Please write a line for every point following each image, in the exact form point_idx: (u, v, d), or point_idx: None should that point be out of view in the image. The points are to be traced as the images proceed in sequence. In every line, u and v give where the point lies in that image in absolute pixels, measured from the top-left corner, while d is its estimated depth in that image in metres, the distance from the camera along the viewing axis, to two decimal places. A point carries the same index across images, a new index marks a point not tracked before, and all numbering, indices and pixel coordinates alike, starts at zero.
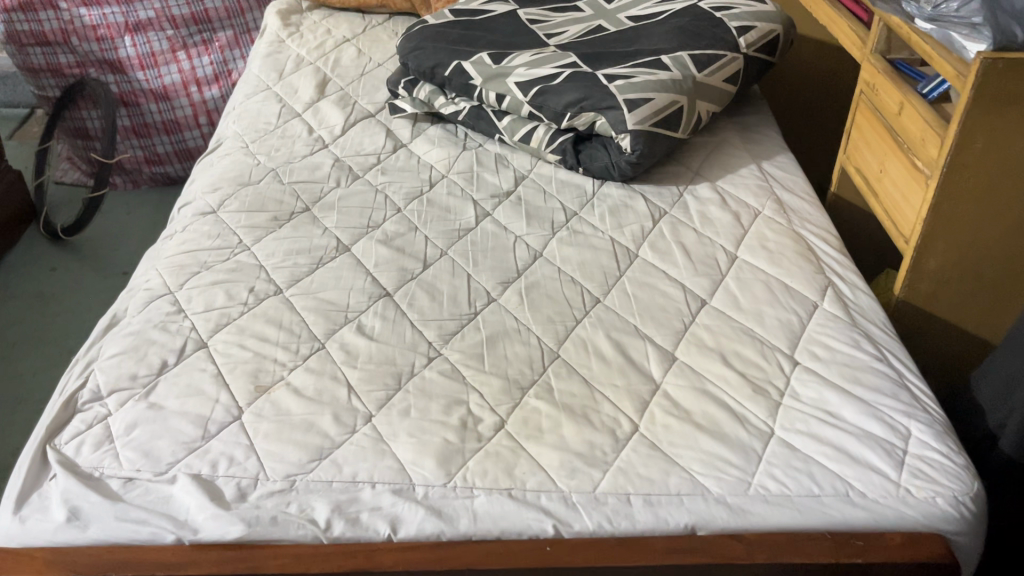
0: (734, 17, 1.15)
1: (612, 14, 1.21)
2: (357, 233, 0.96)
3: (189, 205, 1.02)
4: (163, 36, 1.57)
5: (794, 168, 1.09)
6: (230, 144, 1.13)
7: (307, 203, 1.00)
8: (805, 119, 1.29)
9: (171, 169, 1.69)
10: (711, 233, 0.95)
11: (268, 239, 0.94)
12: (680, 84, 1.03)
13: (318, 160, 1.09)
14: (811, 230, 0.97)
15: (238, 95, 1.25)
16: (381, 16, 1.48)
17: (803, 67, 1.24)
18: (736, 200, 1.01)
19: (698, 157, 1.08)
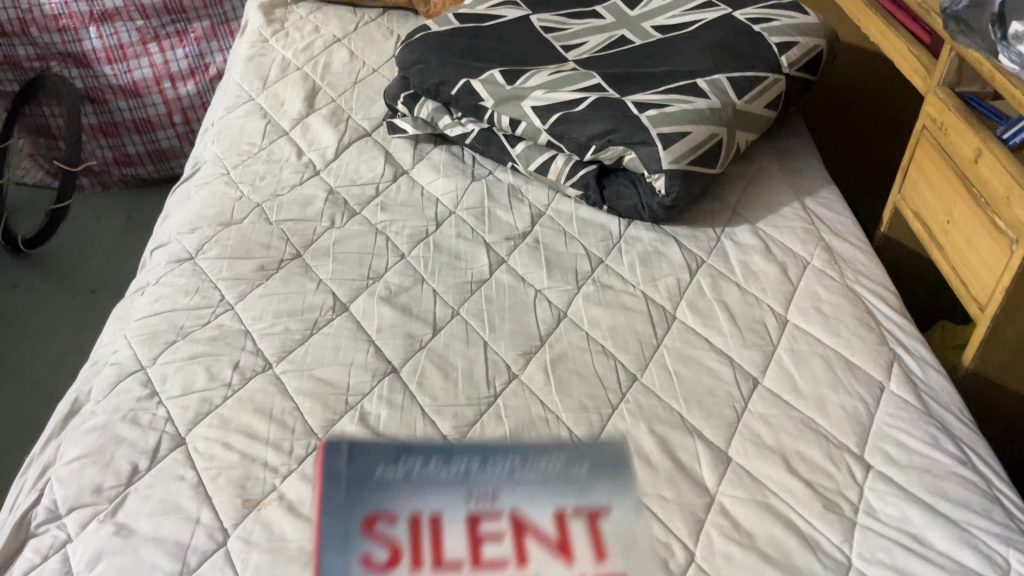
0: (775, 31, 1.02)
1: (636, 23, 1.08)
2: (355, 287, 0.84)
3: (163, 247, 0.90)
4: (132, 27, 1.43)
5: (840, 206, 0.98)
6: (210, 170, 1.00)
7: (298, 247, 0.89)
8: None
9: (143, 171, 1.55)
10: (757, 290, 0.85)
11: (252, 297, 0.82)
12: (719, 113, 0.92)
13: (310, 192, 0.96)
14: (866, 285, 0.86)
15: (217, 107, 1.12)
16: (374, 10, 1.34)
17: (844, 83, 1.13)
18: (782, 247, 0.90)
19: (734, 192, 0.97)
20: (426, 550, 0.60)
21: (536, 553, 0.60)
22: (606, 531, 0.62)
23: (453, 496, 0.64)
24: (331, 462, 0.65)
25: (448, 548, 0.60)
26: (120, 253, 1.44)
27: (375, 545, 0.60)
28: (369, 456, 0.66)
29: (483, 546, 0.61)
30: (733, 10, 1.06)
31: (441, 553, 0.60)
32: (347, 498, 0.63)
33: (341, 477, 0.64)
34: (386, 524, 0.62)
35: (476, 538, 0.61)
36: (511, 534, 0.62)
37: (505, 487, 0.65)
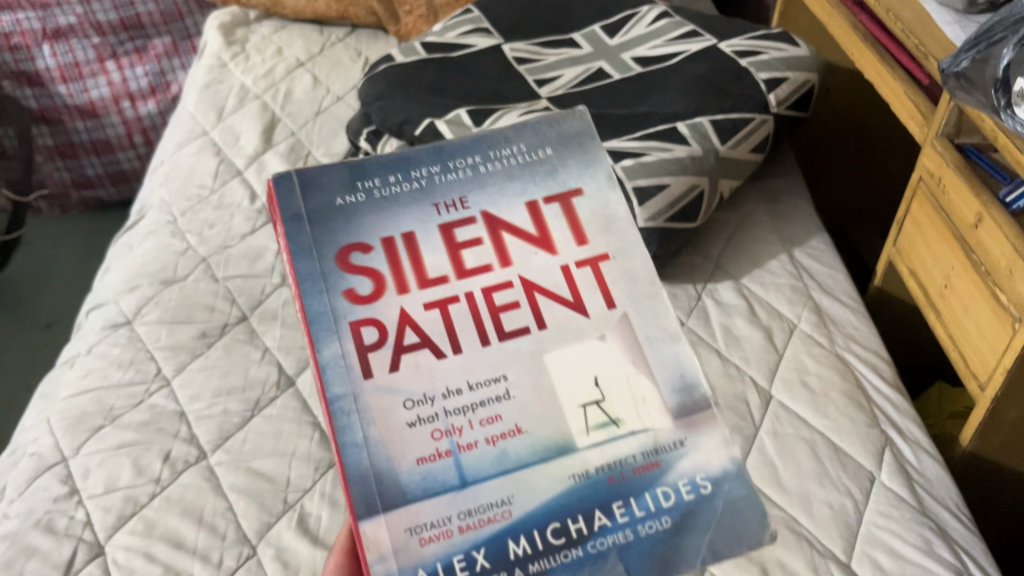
0: (764, 65, 0.95)
1: (615, 53, 1.01)
2: (303, 357, 0.77)
3: (100, 307, 0.83)
4: (88, 45, 1.35)
5: (832, 257, 0.91)
6: (156, 216, 0.93)
7: (244, 310, 0.82)
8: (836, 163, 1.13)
9: (103, 193, 1.48)
10: (740, 360, 0.78)
11: (190, 371, 0.76)
12: (700, 162, 0.85)
13: (261, 242, 0.90)
14: (857, 353, 0.80)
15: (169, 143, 1.05)
16: (341, 29, 1.27)
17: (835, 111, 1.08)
18: (767, 309, 0.83)
19: (718, 242, 0.91)
20: (408, 270, 0.47)
21: (432, 318, 0.46)
22: (552, 214, 0.50)
23: (411, 211, 0.49)
24: (288, 201, 0.49)
25: (426, 258, 0.48)
26: (75, 284, 1.38)
27: (358, 271, 0.47)
28: (328, 189, 0.49)
29: (462, 247, 0.48)
30: (718, 41, 0.99)
31: (361, 301, 0.46)
32: (318, 226, 0.48)
33: (307, 216, 0.48)
34: (366, 251, 0.48)
35: (453, 237, 0.49)
36: (420, 319, 0.46)
37: (465, 191, 0.50)
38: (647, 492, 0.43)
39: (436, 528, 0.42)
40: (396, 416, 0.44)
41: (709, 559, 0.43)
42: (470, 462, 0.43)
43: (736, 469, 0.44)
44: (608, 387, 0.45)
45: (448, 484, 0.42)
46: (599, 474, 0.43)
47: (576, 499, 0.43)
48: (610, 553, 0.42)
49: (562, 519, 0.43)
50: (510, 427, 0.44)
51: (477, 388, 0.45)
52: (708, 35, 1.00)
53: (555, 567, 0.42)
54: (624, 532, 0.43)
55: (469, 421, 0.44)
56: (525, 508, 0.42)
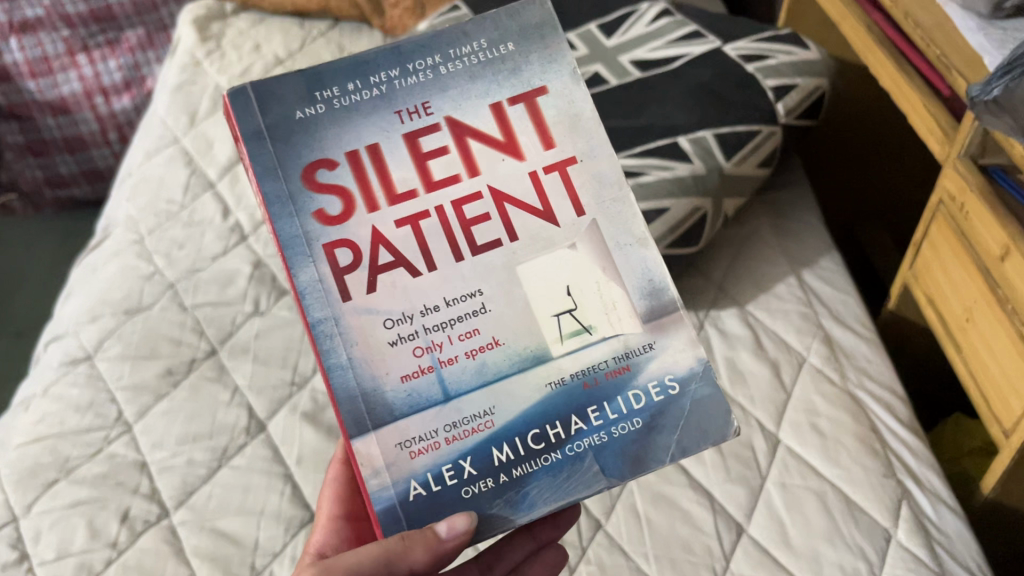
0: (770, 71, 0.88)
1: (613, 56, 0.94)
2: (276, 397, 0.72)
3: (59, 339, 0.78)
4: (57, 38, 1.29)
5: (843, 279, 0.85)
6: (121, 235, 0.88)
7: (213, 343, 0.77)
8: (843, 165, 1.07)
9: (78, 192, 1.42)
10: (745, 400, 0.73)
11: (153, 415, 0.70)
12: (703, 182, 0.79)
13: (234, 265, 0.84)
14: (870, 389, 0.74)
15: (138, 152, 0.99)
16: (323, 22, 1.20)
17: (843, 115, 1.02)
18: (774, 340, 0.78)
19: (721, 262, 0.85)
20: (375, 185, 0.47)
21: (401, 234, 0.47)
22: (516, 115, 0.49)
23: (374, 120, 0.48)
24: (247, 118, 0.47)
25: (394, 172, 0.48)
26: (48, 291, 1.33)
27: (327, 191, 0.47)
28: (284, 101, 0.48)
29: (428, 157, 0.48)
30: (723, 44, 0.92)
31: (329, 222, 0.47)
32: (282, 143, 0.47)
33: (269, 131, 0.47)
34: (332, 166, 0.47)
35: (419, 147, 0.48)
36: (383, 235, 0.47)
37: (427, 94, 0.49)
38: (619, 396, 0.47)
39: (425, 441, 0.46)
40: (375, 334, 0.46)
41: (676, 454, 0.47)
42: (451, 375, 0.46)
43: (704, 369, 0.48)
44: (581, 296, 0.47)
45: (432, 399, 0.46)
46: (572, 380, 0.47)
47: (552, 406, 0.46)
48: (586, 454, 0.46)
49: (541, 426, 0.46)
50: (488, 339, 0.47)
51: (454, 302, 0.47)
52: (712, 36, 0.94)
53: (535, 471, 0.46)
54: (599, 433, 0.46)
55: (448, 335, 0.46)
56: (506, 418, 0.46)
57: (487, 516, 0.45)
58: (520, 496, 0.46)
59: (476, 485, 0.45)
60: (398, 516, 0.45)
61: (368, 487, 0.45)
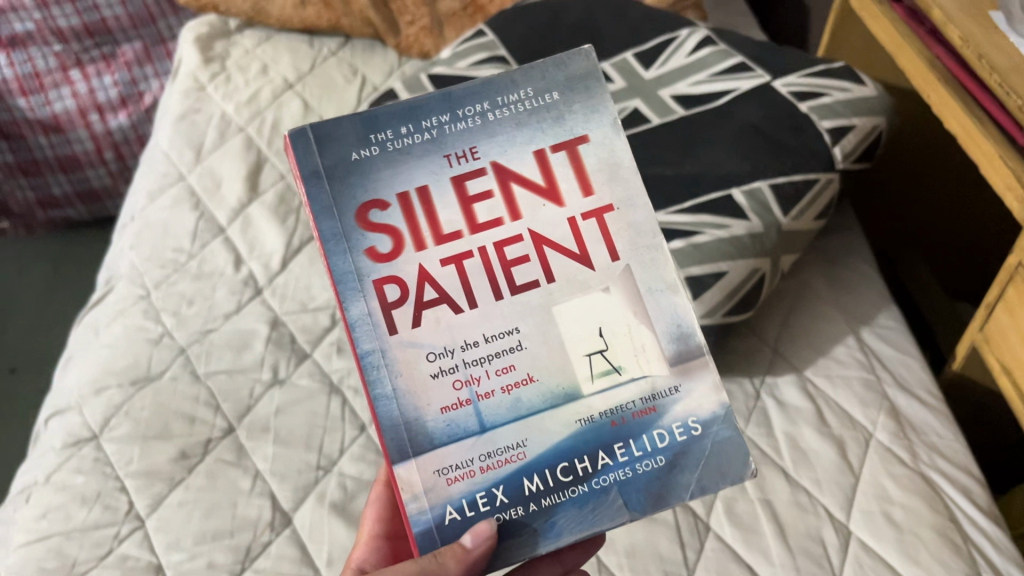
0: (826, 110, 0.81)
1: (652, 89, 0.88)
2: (301, 484, 0.66)
3: (61, 413, 0.71)
4: (49, 52, 1.21)
5: (905, 337, 0.79)
6: (125, 289, 0.81)
7: (229, 419, 0.70)
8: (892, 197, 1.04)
9: (72, 213, 1.36)
10: (810, 483, 0.67)
11: (168, 508, 0.64)
12: (761, 240, 0.73)
13: (249, 325, 0.78)
14: (944, 469, 0.68)
15: (140, 191, 0.92)
16: (334, 40, 1.12)
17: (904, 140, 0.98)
18: (837, 413, 0.72)
19: (773, 322, 0.79)
20: (422, 224, 0.44)
21: (446, 280, 0.44)
22: (559, 162, 0.45)
23: (423, 165, 0.44)
24: (304, 156, 0.44)
25: (441, 211, 0.44)
26: (42, 321, 1.27)
27: (377, 229, 0.44)
28: (341, 142, 0.44)
29: (474, 200, 0.44)
30: (772, 78, 0.85)
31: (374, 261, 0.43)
32: (339, 183, 0.44)
33: (326, 172, 0.44)
34: (384, 206, 0.44)
35: (465, 190, 0.44)
36: (428, 280, 0.44)
37: (476, 140, 0.45)
38: (645, 433, 0.44)
39: (461, 468, 0.43)
40: (419, 368, 0.43)
41: (696, 492, 0.44)
42: (488, 409, 0.43)
43: (727, 411, 0.44)
44: (612, 336, 0.44)
45: (470, 430, 0.43)
46: (601, 418, 0.44)
47: (582, 441, 0.44)
48: (611, 489, 0.44)
49: (569, 459, 0.43)
50: (523, 375, 0.44)
51: (494, 339, 0.44)
52: (761, 70, 0.86)
53: (560, 503, 0.43)
54: (625, 469, 0.44)
55: (486, 371, 0.43)
56: (538, 451, 0.43)
57: (513, 544, 0.43)
58: (547, 525, 0.43)
59: (506, 514, 0.43)
60: (435, 541, 0.43)
61: (407, 510, 0.43)
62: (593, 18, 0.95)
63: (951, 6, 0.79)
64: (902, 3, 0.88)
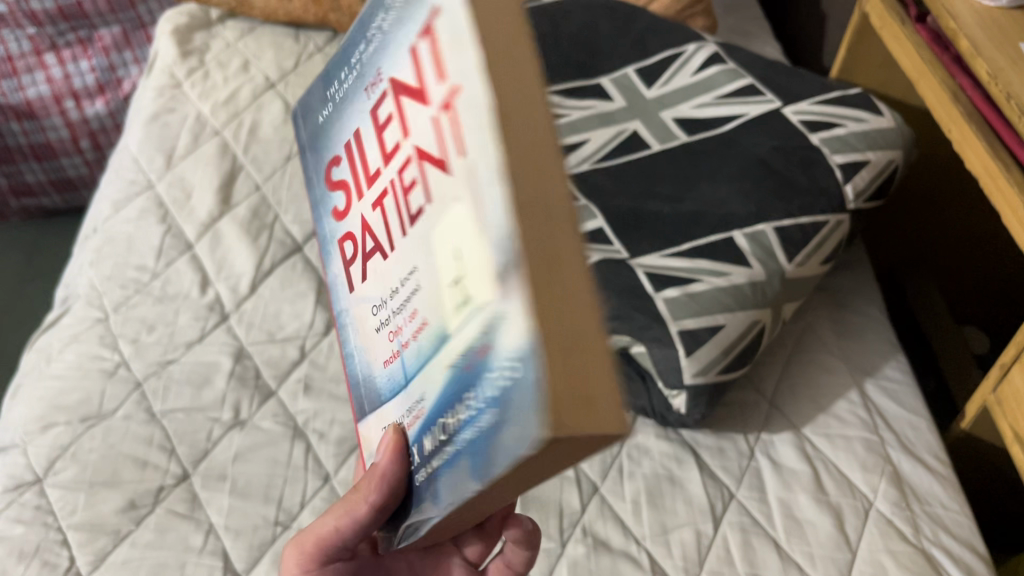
0: (840, 143, 0.75)
1: (654, 112, 0.81)
2: (257, 542, 0.62)
3: (6, 451, 0.67)
4: (22, 35, 1.15)
5: (912, 394, 0.74)
6: (82, 311, 0.76)
7: (184, 464, 0.66)
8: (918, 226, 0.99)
9: (47, 201, 1.32)
10: (803, 558, 0.63)
11: (110, 567, 0.60)
12: (762, 290, 0.68)
13: (211, 356, 0.72)
14: (950, 547, 0.63)
15: (106, 200, 0.87)
16: (321, 34, 1.05)
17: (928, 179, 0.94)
18: (836, 479, 0.67)
19: (772, 372, 0.75)
20: (360, 165, 0.38)
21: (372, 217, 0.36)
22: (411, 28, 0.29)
23: (353, 98, 0.38)
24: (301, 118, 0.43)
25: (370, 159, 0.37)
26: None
27: (337, 188, 0.41)
28: (313, 111, 0.44)
29: (381, 115, 0.34)
30: (783, 103, 0.79)
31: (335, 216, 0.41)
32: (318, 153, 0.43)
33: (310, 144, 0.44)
34: (339, 162, 0.40)
35: (376, 111, 0.34)
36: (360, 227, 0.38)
37: (376, 55, 0.35)
38: (485, 384, 0.26)
39: (389, 431, 0.35)
40: (365, 324, 0.37)
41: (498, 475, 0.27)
42: (400, 368, 0.34)
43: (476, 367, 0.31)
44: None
45: (395, 388, 0.34)
46: (460, 361, 0.28)
47: (449, 394, 0.29)
48: (462, 454, 0.28)
49: (446, 415, 0.29)
50: (420, 324, 0.31)
51: (401, 294, 0.34)
52: (772, 95, 0.80)
53: (438, 470, 0.31)
54: (473, 428, 0.27)
55: (397, 321, 0.34)
56: (428, 406, 0.31)
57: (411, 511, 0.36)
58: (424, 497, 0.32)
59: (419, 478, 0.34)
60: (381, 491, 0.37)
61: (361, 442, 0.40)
62: (594, 27, 0.89)
63: (980, 36, 0.72)
64: (926, 25, 0.80)
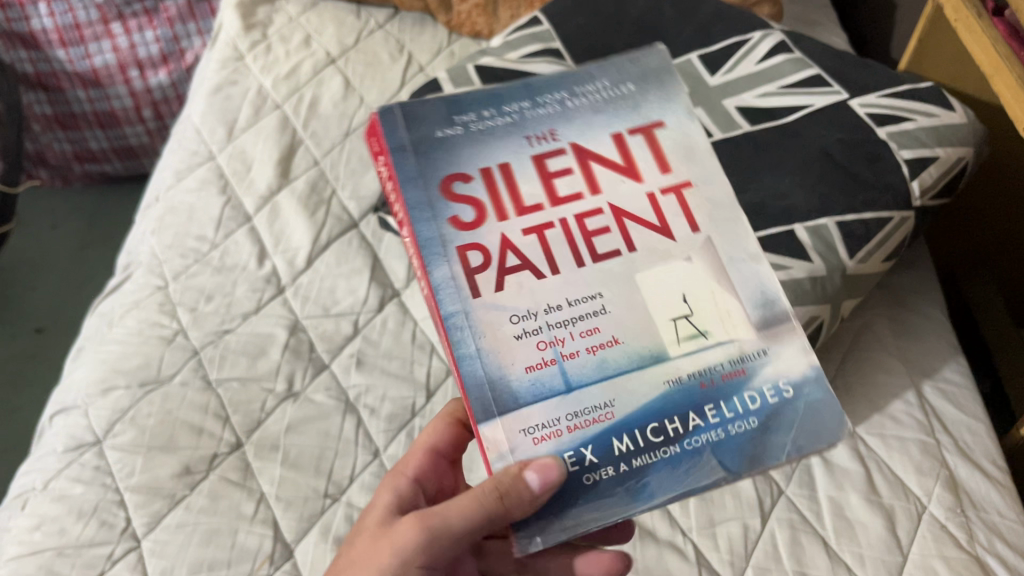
0: (907, 138, 0.73)
1: (716, 98, 0.80)
2: (307, 513, 0.63)
3: (67, 411, 0.69)
4: (90, 4, 1.16)
5: (970, 396, 0.72)
6: (143, 279, 0.78)
7: (238, 434, 0.67)
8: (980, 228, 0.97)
9: (109, 168, 1.35)
10: (852, 559, 0.62)
11: (165, 530, 0.61)
12: (823, 285, 0.67)
13: (266, 328, 0.74)
14: (1005, 555, 0.62)
15: (168, 169, 0.88)
16: (382, 11, 1.04)
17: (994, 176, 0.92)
18: (890, 481, 0.66)
19: (829, 370, 0.74)
20: (504, 196, 0.42)
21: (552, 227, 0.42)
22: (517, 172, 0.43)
23: (504, 145, 0.44)
24: (391, 132, 0.43)
25: (524, 185, 0.43)
26: (70, 284, 1.27)
27: (461, 201, 0.42)
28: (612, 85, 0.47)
29: (555, 176, 0.43)
30: (851, 95, 0.77)
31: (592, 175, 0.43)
32: (425, 157, 0.43)
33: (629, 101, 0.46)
34: (467, 179, 0.42)
35: (545, 167, 0.43)
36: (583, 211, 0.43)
37: (554, 123, 0.45)
38: (736, 396, 0.39)
39: (548, 428, 0.39)
40: (501, 330, 0.40)
41: (793, 455, 0.39)
42: (574, 368, 0.39)
43: (820, 375, 0.40)
44: (697, 302, 0.41)
45: (555, 390, 0.39)
46: (690, 380, 0.40)
47: (672, 403, 0.39)
48: (704, 451, 0.39)
49: (659, 419, 0.39)
50: (608, 338, 0.40)
51: (576, 303, 0.40)
52: (839, 87, 0.78)
53: (654, 463, 0.39)
54: (716, 431, 0.39)
55: (570, 333, 0.40)
56: (628, 412, 0.39)
57: (587, 513, 0.38)
58: (639, 486, 0.38)
59: (597, 474, 0.38)
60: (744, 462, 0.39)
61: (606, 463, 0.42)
62: (659, 12, 0.88)
63: None
64: (1003, 19, 0.77)
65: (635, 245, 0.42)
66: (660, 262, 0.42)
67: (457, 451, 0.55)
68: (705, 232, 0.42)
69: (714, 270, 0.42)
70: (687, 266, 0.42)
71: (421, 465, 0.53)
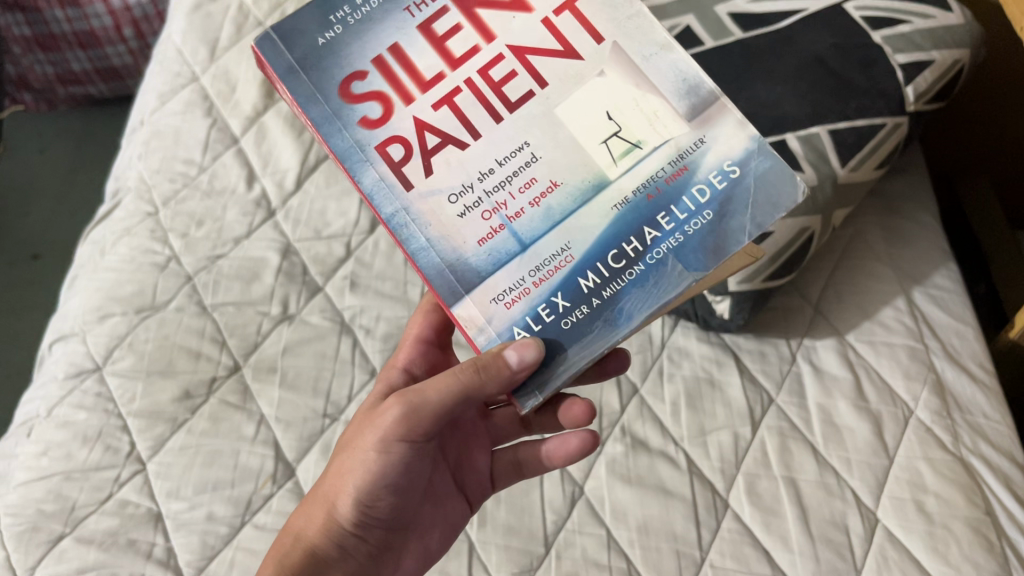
0: (903, 43, 0.71)
1: (708, 5, 0.77)
2: (307, 433, 0.64)
3: (65, 338, 0.70)
4: None
5: (959, 301, 0.73)
6: (133, 204, 0.77)
7: (236, 357, 0.68)
8: (975, 131, 0.96)
9: (93, 90, 1.33)
10: (839, 463, 0.64)
11: (169, 453, 0.62)
12: (812, 196, 0.67)
13: (259, 252, 0.74)
14: (990, 458, 0.64)
15: (152, 92, 0.87)
16: None
17: (990, 78, 0.91)
18: (878, 386, 0.67)
19: (818, 279, 0.74)
20: (404, 77, 0.42)
21: (459, 95, 0.42)
22: (416, 52, 0.43)
23: (389, 23, 0.43)
24: (275, 58, 0.43)
25: (418, 60, 0.43)
26: (63, 209, 1.26)
27: (364, 98, 0.42)
28: None
29: (445, 39, 0.43)
30: None
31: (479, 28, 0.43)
32: (315, 72, 0.43)
33: None
34: (363, 75, 0.42)
35: (433, 33, 0.43)
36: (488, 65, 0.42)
37: None
38: (685, 194, 0.40)
39: (515, 290, 0.40)
40: (444, 209, 0.41)
41: (754, 233, 0.40)
42: (522, 226, 0.40)
43: (758, 143, 0.41)
44: (624, 117, 0.41)
45: (512, 251, 0.40)
46: (636, 197, 0.41)
47: (625, 224, 0.40)
48: (667, 260, 0.40)
49: (617, 245, 0.40)
50: (546, 184, 0.41)
51: (507, 161, 0.41)
52: None
53: (622, 288, 0.40)
54: (676, 235, 0.40)
55: (509, 192, 0.41)
56: (584, 250, 0.40)
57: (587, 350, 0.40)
58: (616, 313, 0.40)
59: (573, 318, 0.40)
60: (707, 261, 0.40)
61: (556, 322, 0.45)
62: None
63: None
64: None
65: (545, 81, 0.42)
66: (576, 89, 0.42)
67: (443, 334, 0.59)
68: (609, 39, 0.42)
69: (633, 79, 0.42)
70: (601, 81, 0.42)
71: (410, 354, 0.57)
